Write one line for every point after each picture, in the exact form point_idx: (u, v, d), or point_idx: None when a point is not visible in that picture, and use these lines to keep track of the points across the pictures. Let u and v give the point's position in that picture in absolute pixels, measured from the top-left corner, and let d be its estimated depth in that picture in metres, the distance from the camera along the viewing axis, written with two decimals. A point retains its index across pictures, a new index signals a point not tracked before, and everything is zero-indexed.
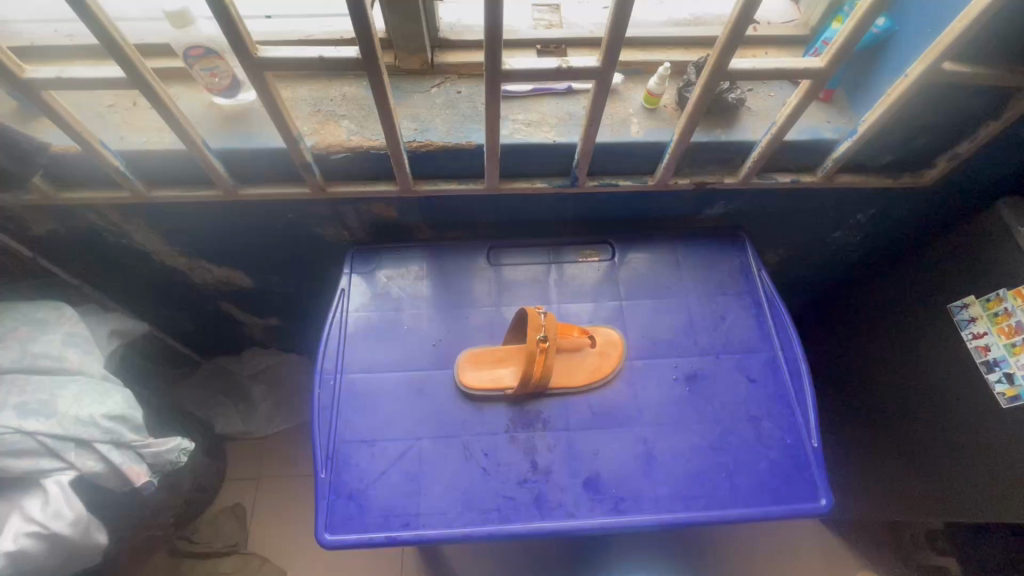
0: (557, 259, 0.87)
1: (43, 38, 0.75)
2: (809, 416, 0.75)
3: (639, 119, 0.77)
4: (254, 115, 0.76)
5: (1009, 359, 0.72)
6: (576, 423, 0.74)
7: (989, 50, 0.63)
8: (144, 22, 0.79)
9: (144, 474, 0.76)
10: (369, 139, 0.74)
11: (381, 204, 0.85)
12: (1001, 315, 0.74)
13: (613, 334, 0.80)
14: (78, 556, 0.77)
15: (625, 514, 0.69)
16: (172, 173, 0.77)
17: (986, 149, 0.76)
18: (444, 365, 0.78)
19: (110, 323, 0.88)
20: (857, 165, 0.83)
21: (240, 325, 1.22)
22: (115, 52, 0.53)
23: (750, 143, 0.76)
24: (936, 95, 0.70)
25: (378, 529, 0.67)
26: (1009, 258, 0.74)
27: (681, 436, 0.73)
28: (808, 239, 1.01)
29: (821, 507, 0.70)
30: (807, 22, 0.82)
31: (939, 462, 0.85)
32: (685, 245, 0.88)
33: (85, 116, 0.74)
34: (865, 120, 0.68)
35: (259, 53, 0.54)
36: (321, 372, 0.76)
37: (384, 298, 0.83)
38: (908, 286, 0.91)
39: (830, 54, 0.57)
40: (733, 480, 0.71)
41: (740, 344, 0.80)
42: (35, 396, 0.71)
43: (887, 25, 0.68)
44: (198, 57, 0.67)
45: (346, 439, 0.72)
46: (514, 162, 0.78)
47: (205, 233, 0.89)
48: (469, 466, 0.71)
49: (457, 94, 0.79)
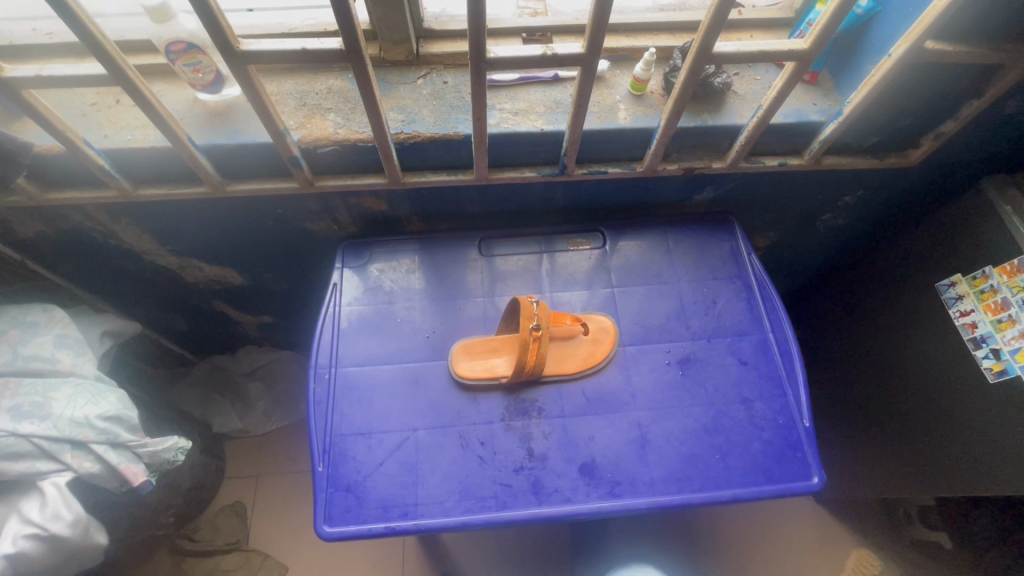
0: (549, 248, 0.87)
1: (21, 37, 0.74)
2: (800, 395, 0.76)
3: (627, 106, 0.77)
4: (239, 109, 0.75)
5: (995, 335, 0.73)
6: (571, 410, 0.74)
7: (970, 29, 0.63)
8: (123, 18, 0.77)
9: (142, 474, 0.76)
10: (356, 132, 0.74)
11: (370, 197, 0.85)
12: (987, 293, 0.75)
13: (605, 321, 0.80)
14: (78, 557, 0.77)
15: (621, 498, 0.69)
16: (160, 171, 0.76)
17: (971, 129, 0.77)
18: (439, 356, 0.78)
19: (104, 324, 0.88)
20: (844, 147, 0.83)
21: (233, 323, 1.21)
22: (97, 51, 0.53)
23: (737, 127, 0.77)
24: (920, 72, 0.70)
25: (377, 520, 0.68)
26: (994, 235, 0.75)
27: (675, 420, 0.74)
28: (796, 223, 1.02)
29: (812, 484, 0.71)
30: (791, 6, 0.82)
31: (929, 438, 0.86)
32: (675, 230, 0.89)
33: (68, 115, 0.73)
34: (850, 100, 0.69)
35: (241, 47, 0.54)
36: (315, 367, 0.77)
37: (376, 291, 0.83)
38: (898, 267, 0.91)
39: (814, 35, 0.57)
40: (727, 461, 0.72)
41: (732, 327, 0.81)
42: (28, 399, 0.71)
43: (870, 5, 0.68)
44: (181, 52, 0.66)
45: (343, 433, 0.73)
46: (502, 152, 0.78)
47: (192, 231, 0.89)
48: (465, 455, 0.71)
49: (443, 85, 0.79)
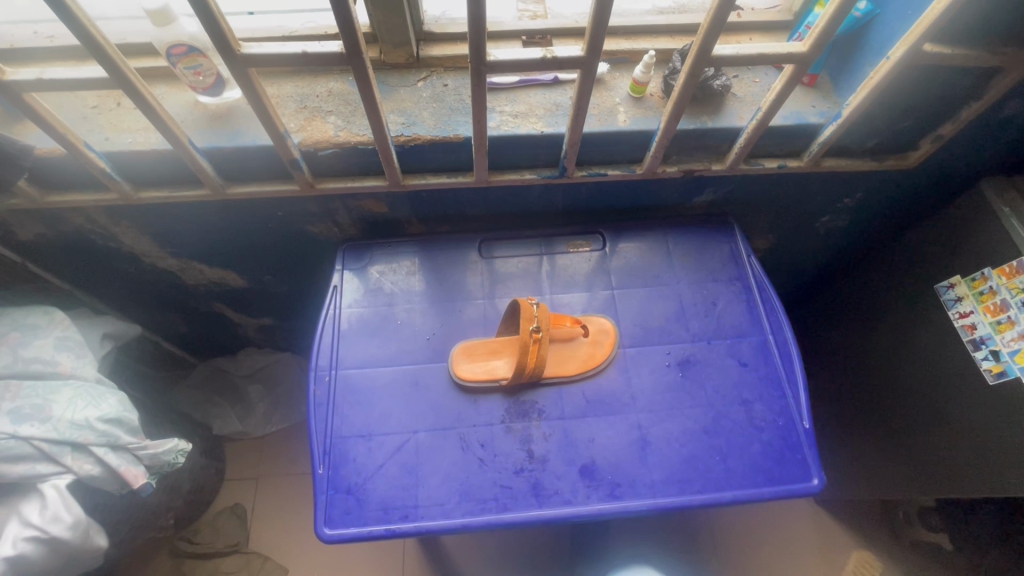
0: (549, 250, 0.87)
1: (23, 40, 0.74)
2: (800, 397, 0.76)
3: (626, 108, 0.78)
4: (239, 112, 0.75)
5: (994, 337, 0.73)
6: (571, 412, 0.74)
7: (969, 32, 0.64)
8: (124, 21, 0.78)
9: (142, 476, 0.76)
10: (356, 134, 0.74)
11: (370, 199, 0.85)
12: (986, 294, 0.75)
13: (605, 323, 0.80)
14: (78, 559, 0.77)
15: (621, 499, 0.69)
16: (160, 174, 0.76)
17: (969, 132, 0.77)
18: (439, 358, 0.78)
19: (104, 326, 0.88)
20: (844, 149, 0.83)
21: (233, 326, 1.21)
22: (98, 54, 0.53)
23: (737, 129, 0.77)
24: (918, 75, 0.70)
25: (378, 522, 0.68)
26: (992, 236, 0.75)
27: (675, 421, 0.74)
28: (796, 225, 1.02)
29: (812, 486, 0.71)
30: (790, 8, 0.82)
31: (929, 439, 0.86)
32: (674, 233, 0.89)
33: (70, 118, 0.73)
34: (849, 103, 0.69)
35: (242, 50, 0.54)
36: (316, 370, 0.77)
37: (377, 293, 0.83)
38: (897, 269, 0.92)
39: (812, 38, 0.57)
40: (727, 463, 0.72)
41: (731, 328, 0.81)
42: (28, 402, 0.71)
43: (868, 8, 0.68)
44: (182, 55, 0.67)
45: (344, 435, 0.73)
46: (502, 155, 0.79)
47: (192, 233, 0.89)
48: (465, 457, 0.72)
49: (443, 87, 0.79)
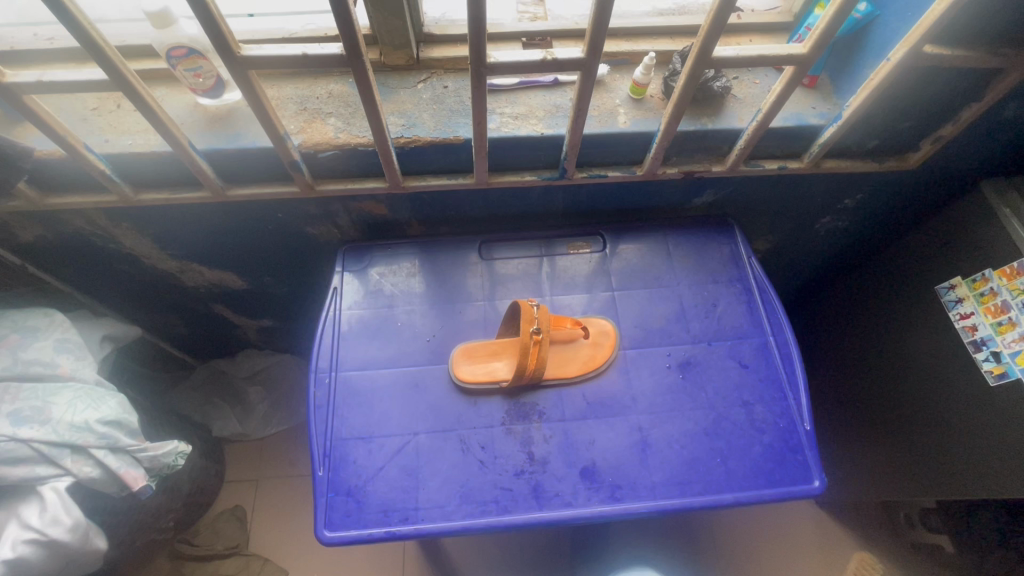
0: (549, 252, 0.87)
1: (22, 42, 0.74)
2: (801, 399, 0.76)
3: (626, 109, 0.78)
4: (239, 114, 0.75)
5: (995, 338, 0.73)
6: (571, 414, 0.74)
7: (969, 34, 0.64)
8: (124, 24, 0.78)
9: (142, 478, 0.76)
10: (356, 136, 0.74)
11: (370, 201, 0.85)
12: (987, 295, 0.75)
13: (606, 324, 0.80)
14: (77, 561, 0.76)
15: (621, 502, 0.69)
16: (160, 176, 0.76)
17: (969, 133, 0.77)
18: (439, 360, 0.78)
19: (104, 328, 0.88)
20: (844, 150, 0.83)
21: (233, 327, 1.21)
22: (98, 56, 0.53)
23: (737, 131, 0.77)
24: (918, 76, 0.70)
25: (378, 525, 0.68)
26: (993, 238, 0.75)
27: (676, 423, 0.74)
28: (796, 226, 1.02)
29: (813, 488, 0.71)
30: (789, 10, 0.82)
31: (930, 441, 0.86)
32: (675, 234, 0.89)
33: (69, 120, 0.73)
34: (849, 104, 0.69)
35: (242, 52, 0.54)
36: (316, 372, 0.77)
37: (377, 295, 0.83)
38: (898, 270, 0.91)
39: (813, 39, 0.57)
40: (728, 464, 0.72)
41: (732, 330, 0.81)
42: (28, 404, 0.71)
43: (869, 9, 0.69)
44: (181, 57, 0.67)
45: (344, 437, 0.73)
46: (502, 156, 0.78)
47: (192, 235, 0.89)
48: (466, 459, 0.71)
49: (443, 89, 0.79)
